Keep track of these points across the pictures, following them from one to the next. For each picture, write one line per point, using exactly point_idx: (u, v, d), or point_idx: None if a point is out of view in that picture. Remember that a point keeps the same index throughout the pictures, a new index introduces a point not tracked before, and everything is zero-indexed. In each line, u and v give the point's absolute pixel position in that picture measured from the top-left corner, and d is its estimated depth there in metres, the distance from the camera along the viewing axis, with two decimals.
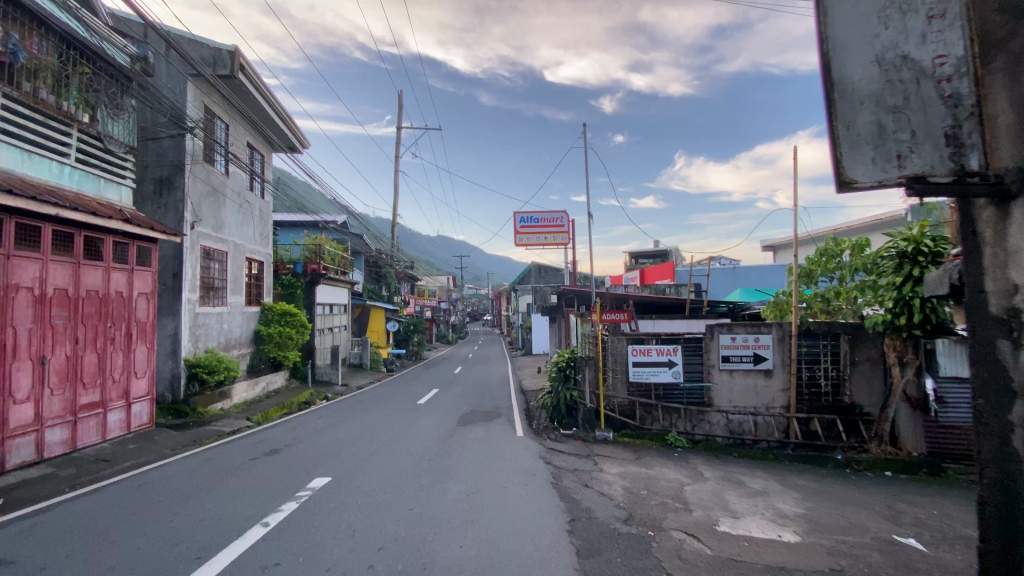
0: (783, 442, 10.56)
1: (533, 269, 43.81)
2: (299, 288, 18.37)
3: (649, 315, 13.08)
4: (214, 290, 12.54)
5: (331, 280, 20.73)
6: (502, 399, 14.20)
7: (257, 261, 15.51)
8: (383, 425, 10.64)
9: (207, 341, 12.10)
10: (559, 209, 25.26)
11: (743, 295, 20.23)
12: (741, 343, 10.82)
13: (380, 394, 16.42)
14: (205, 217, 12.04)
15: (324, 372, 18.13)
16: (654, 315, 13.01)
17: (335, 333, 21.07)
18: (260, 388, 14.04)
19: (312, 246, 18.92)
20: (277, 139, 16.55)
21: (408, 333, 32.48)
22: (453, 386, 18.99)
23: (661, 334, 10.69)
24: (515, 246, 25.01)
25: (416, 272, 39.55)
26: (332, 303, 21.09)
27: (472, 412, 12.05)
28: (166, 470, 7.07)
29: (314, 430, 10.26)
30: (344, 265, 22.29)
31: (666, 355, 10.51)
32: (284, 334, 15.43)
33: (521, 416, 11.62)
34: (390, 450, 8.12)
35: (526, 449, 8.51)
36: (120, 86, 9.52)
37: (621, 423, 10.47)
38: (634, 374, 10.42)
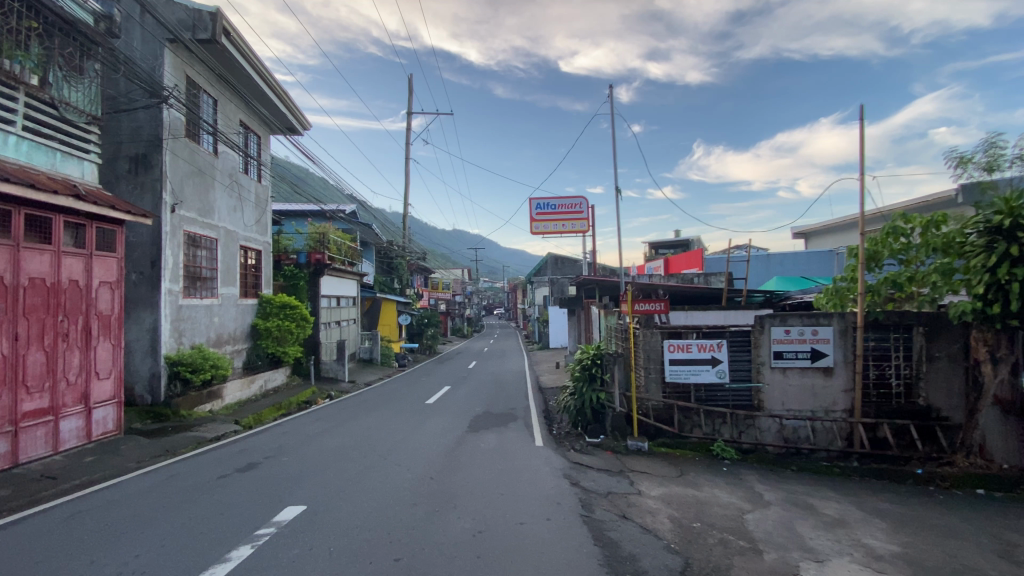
0: (847, 452, 9.03)
1: (550, 260, 42.30)
2: (302, 279, 17.18)
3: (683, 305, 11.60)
4: (201, 280, 11.44)
5: (337, 271, 19.61)
6: (519, 399, 12.89)
7: (254, 250, 14.41)
8: (384, 430, 9.38)
9: (193, 337, 11.01)
10: (578, 195, 23.73)
11: (781, 284, 18.50)
12: (796, 337, 9.30)
13: (388, 392, 15.23)
14: (190, 200, 10.88)
15: (329, 369, 17.03)
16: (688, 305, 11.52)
17: (343, 328, 19.97)
18: (256, 387, 12.95)
19: (315, 234, 17.79)
20: (275, 120, 15.40)
21: (421, 327, 31.35)
22: (466, 383, 17.70)
23: (702, 327, 9.24)
24: (531, 234, 23.59)
25: (429, 265, 38.46)
26: (339, 295, 19.98)
27: (485, 414, 10.76)
28: (117, 492, 5.95)
29: (306, 437, 9.06)
30: (352, 255, 21.15)
31: (708, 351, 9.04)
32: (283, 329, 14.30)
33: (540, 420, 10.29)
34: (386, 466, 6.87)
35: (546, 463, 7.17)
36: (80, 47, 8.47)
37: (656, 429, 9.06)
38: (670, 374, 8.99)
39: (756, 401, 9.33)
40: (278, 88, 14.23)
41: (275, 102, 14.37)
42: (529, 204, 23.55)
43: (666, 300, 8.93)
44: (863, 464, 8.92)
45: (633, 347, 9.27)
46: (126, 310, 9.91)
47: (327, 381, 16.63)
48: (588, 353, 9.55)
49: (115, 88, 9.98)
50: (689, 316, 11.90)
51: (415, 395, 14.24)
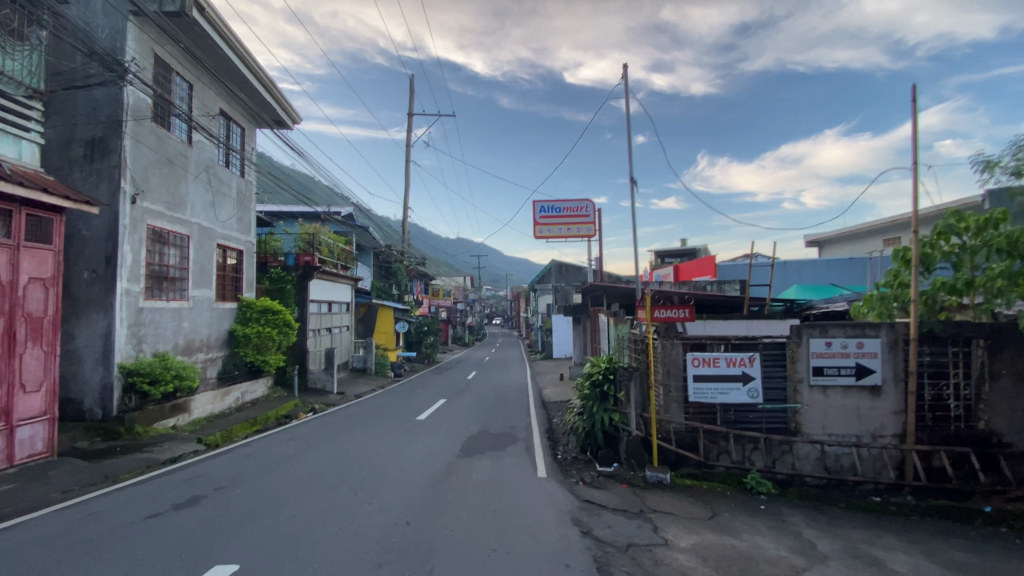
0: (899, 485, 7.76)
1: (555, 267, 41.15)
2: (289, 283, 16.04)
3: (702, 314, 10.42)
4: (169, 281, 10.33)
5: (329, 275, 18.51)
6: (519, 415, 11.67)
7: (234, 250, 13.31)
8: (365, 454, 8.15)
9: (156, 343, 9.86)
10: (584, 198, 22.63)
11: (801, 292, 17.26)
12: (839, 350, 8.06)
13: (377, 405, 14.02)
14: (154, 191, 9.80)
15: (317, 380, 15.84)
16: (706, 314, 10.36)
17: (334, 335, 18.82)
18: (230, 399, 11.79)
19: (305, 235, 16.73)
20: (261, 112, 14.39)
21: (420, 335, 30.18)
22: (464, 396, 16.46)
23: (730, 338, 8.04)
24: (535, 238, 22.46)
25: (430, 271, 37.37)
26: (331, 301, 18.85)
27: (481, 434, 9.54)
28: (16, 538, 4.80)
29: (273, 461, 7.86)
30: (345, 258, 20.04)
31: (738, 366, 7.82)
32: (264, 335, 13.13)
33: (544, 441, 9.07)
34: (355, 504, 5.68)
35: (549, 500, 5.96)
36: (23, 14, 7.43)
37: (677, 457, 7.81)
38: (693, 393, 7.77)
39: (793, 424, 8.07)
40: (263, 76, 13.23)
41: (259, 93, 13.36)
42: (534, 207, 22.46)
43: (692, 306, 7.64)
44: (918, 499, 7.65)
45: (651, 360, 8.04)
46: (77, 313, 8.80)
47: (313, 392, 15.42)
48: (599, 367, 8.33)
49: (72, 64, 8.99)
50: (709, 326, 10.70)
51: (406, 410, 13.02)
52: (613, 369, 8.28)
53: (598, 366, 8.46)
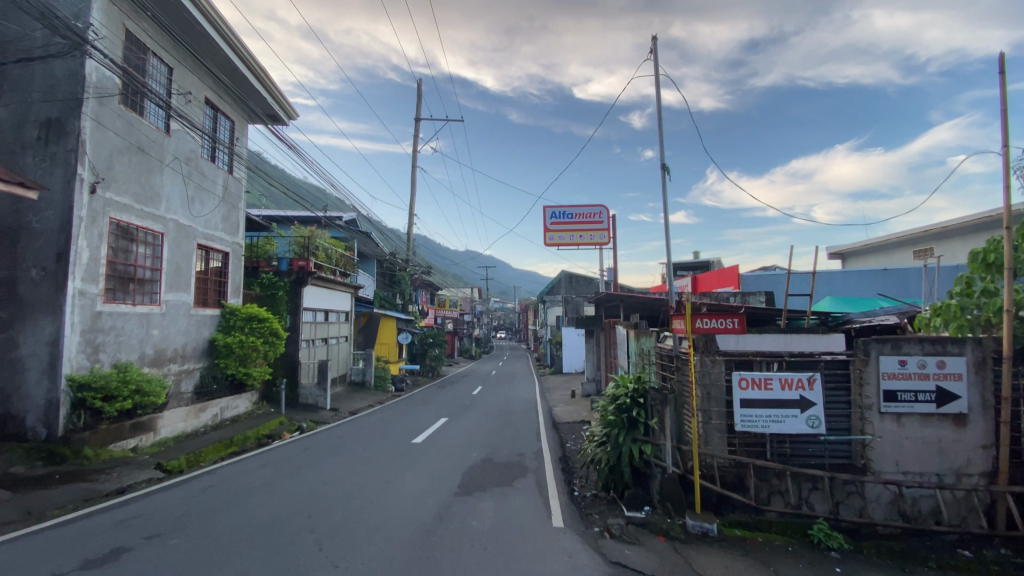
0: (996, 539, 6.30)
1: (565, 278, 39.86)
2: (281, 289, 14.88)
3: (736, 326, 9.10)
4: (137, 282, 9.23)
5: (327, 282, 17.38)
6: (529, 440, 10.34)
7: (219, 252, 12.24)
8: (345, 487, 6.85)
9: (117, 353, 8.72)
10: (597, 203, 21.43)
11: (836, 305, 15.80)
12: (916, 371, 6.67)
13: (372, 424, 12.77)
14: (121, 181, 8.74)
15: (309, 395, 14.64)
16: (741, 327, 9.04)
17: (330, 346, 17.62)
18: (207, 416, 10.59)
19: (300, 239, 15.65)
20: (254, 104, 13.43)
21: (424, 347, 28.93)
22: (467, 414, 15.13)
23: (783, 355, 6.73)
24: (545, 245, 21.24)
25: (436, 281, 36.23)
26: (329, 309, 17.71)
27: (485, 463, 8.23)
28: None
29: (235, 494, 6.59)
30: (345, 265, 18.93)
31: (795, 390, 6.48)
32: (247, 345, 11.87)
33: (558, 474, 7.74)
34: (317, 564, 4.41)
35: (569, 562, 4.63)
36: None
37: (720, 497, 6.48)
38: (741, 422, 6.47)
39: (861, 460, 6.69)
40: (254, 63, 12.24)
41: (250, 82, 12.42)
42: (544, 212, 21.31)
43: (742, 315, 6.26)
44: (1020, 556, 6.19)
45: (692, 383, 6.69)
46: (21, 316, 7.66)
47: (304, 408, 14.22)
48: (628, 390, 6.71)
49: (31, 33, 8.04)
50: (744, 340, 9.37)
51: (402, 430, 11.73)
52: (644, 391, 6.69)
53: (625, 386, 6.87)
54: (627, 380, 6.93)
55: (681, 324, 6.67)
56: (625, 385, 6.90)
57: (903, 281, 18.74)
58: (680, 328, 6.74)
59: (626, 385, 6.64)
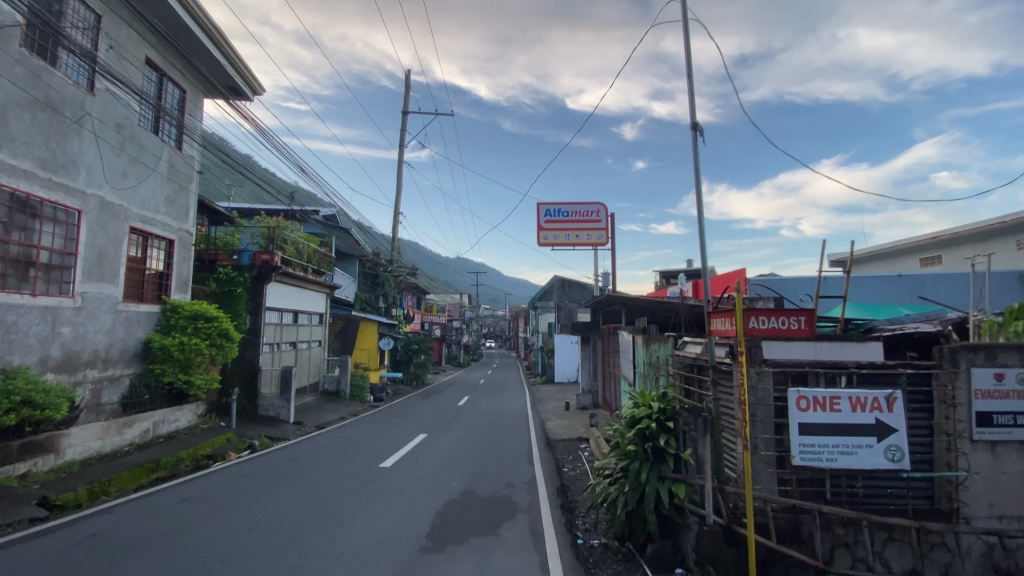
0: None
1: (557, 283, 38.34)
2: (241, 286, 13.15)
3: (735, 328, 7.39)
4: (39, 268, 7.53)
5: (297, 281, 15.68)
6: (519, 465, 8.67)
7: (160, 240, 10.52)
8: (276, 539, 5.16)
9: (7, 354, 6.99)
10: (595, 201, 19.94)
11: (856, 311, 14.37)
12: (1015, 388, 5.11)
13: (336, 441, 11.05)
14: (17, 141, 7.07)
15: (269, 406, 12.91)
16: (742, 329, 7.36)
17: (299, 352, 15.87)
18: (132, 434, 8.81)
19: (264, 229, 13.97)
20: (210, 74, 11.83)
21: (407, 354, 27.12)
22: (450, 428, 13.44)
23: (849, 366, 5.20)
24: (537, 245, 19.69)
25: (423, 285, 34.50)
26: (298, 310, 15.95)
27: (464, 501, 6.54)
28: None
29: (121, 550, 4.88)
30: (319, 262, 17.23)
31: (869, 412, 4.93)
32: (188, 347, 10.08)
33: (557, 517, 6.07)
34: None
35: None
36: None
37: (771, 555, 4.90)
38: (799, 455, 4.95)
39: (950, 505, 5.09)
40: (209, 25, 10.69)
41: (205, 47, 10.88)
42: (538, 209, 19.83)
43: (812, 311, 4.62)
44: None
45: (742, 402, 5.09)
46: None
47: (262, 422, 12.45)
48: (652, 412, 5.02)
49: None
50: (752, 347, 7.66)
51: (370, 450, 10.01)
52: (674, 412, 5.01)
53: (648, 405, 5.19)
54: (651, 397, 5.24)
55: (724, 324, 5.08)
56: (647, 403, 5.21)
57: (921, 287, 17.38)
58: (722, 329, 5.14)
59: (650, 406, 4.95)
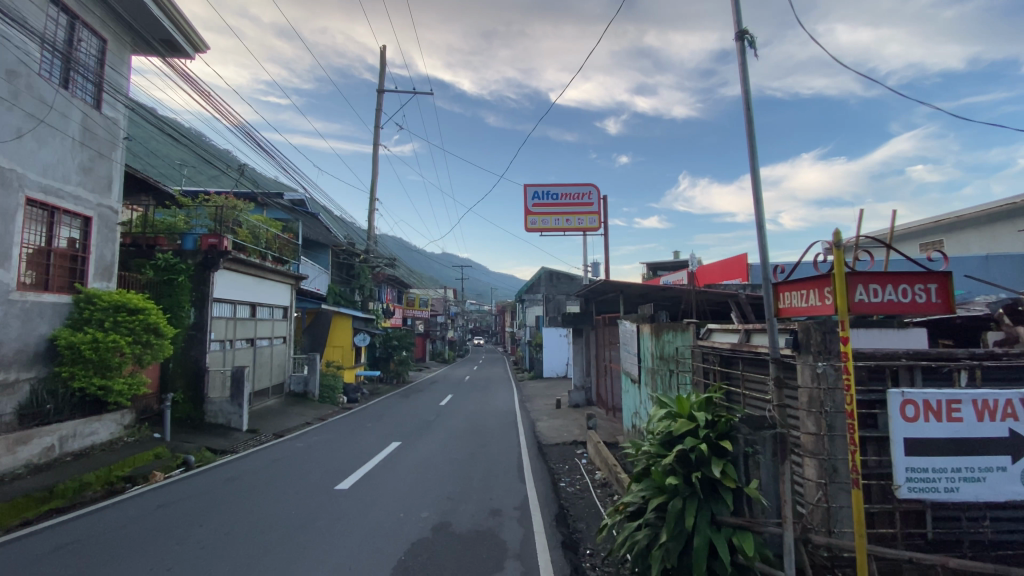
0: None
1: (544, 275, 36.88)
2: (184, 275, 11.32)
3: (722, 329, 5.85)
4: None
5: (257, 270, 13.96)
6: (508, 484, 7.20)
7: (73, 216, 8.73)
8: None
9: None
10: (586, 182, 18.39)
11: None
12: None
13: (295, 455, 9.40)
14: None
15: (218, 412, 11.27)
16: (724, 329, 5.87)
17: (258, 349, 14.18)
18: (28, 453, 7.08)
19: (213, 210, 12.18)
20: (139, 25, 9.99)
21: (387, 350, 25.35)
22: (428, 433, 11.93)
23: (969, 359, 3.80)
24: (524, 230, 18.10)
25: (403, 277, 32.68)
26: (257, 303, 14.17)
27: (438, 539, 5.05)
28: None
29: None
30: (282, 249, 15.46)
31: (1000, 422, 3.50)
32: (108, 347, 8.30)
33: (562, 561, 4.62)
34: None
35: None
36: None
37: None
38: (907, 485, 3.55)
39: None
40: None
41: None
42: (525, 192, 18.24)
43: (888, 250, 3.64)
44: None
45: (825, 409, 3.73)
46: None
47: (209, 431, 10.77)
48: (700, 427, 3.51)
49: None
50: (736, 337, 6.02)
51: (330, 465, 8.40)
52: (729, 427, 3.51)
53: (690, 416, 3.67)
54: (694, 405, 3.72)
55: (796, 300, 3.46)
56: (688, 414, 3.70)
57: None
58: (793, 308, 3.52)
59: (697, 420, 3.45)
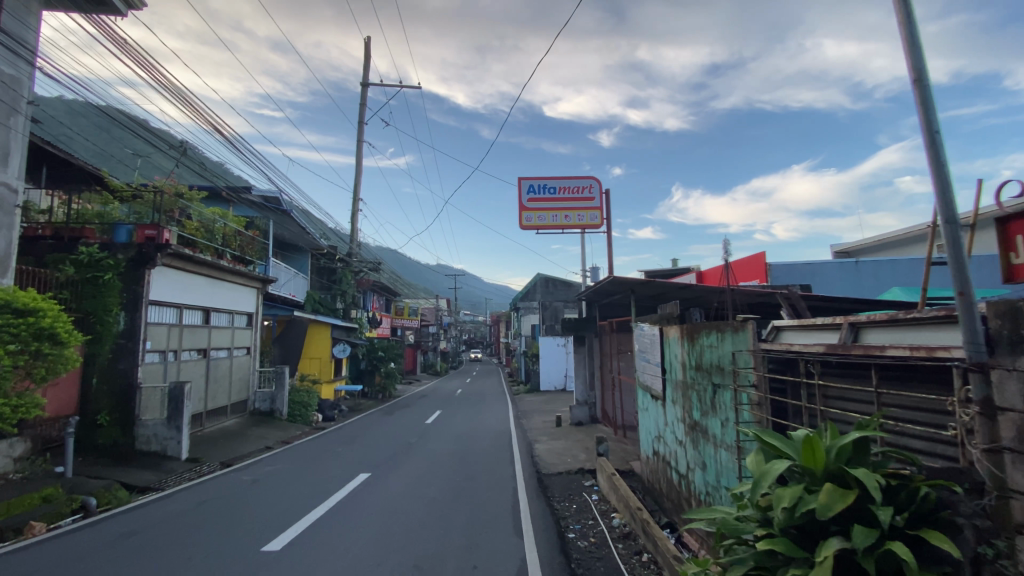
0: None
1: (540, 281, 35.19)
2: (111, 273, 9.49)
3: (808, 325, 4.05)
4: None
5: (212, 271, 12.14)
6: (502, 548, 5.36)
7: None
8: None
9: None
10: (587, 175, 16.75)
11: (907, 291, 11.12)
12: None
13: (230, 500, 7.52)
14: None
15: (151, 438, 9.34)
16: (809, 327, 4.05)
17: (211, 363, 12.28)
18: None
19: (152, 198, 10.37)
20: None
21: (372, 362, 23.38)
22: (407, 459, 10.03)
23: None
24: (519, 227, 16.37)
25: (391, 285, 30.82)
26: (210, 308, 12.30)
27: None
28: None
29: None
30: (245, 248, 13.62)
31: None
32: None
33: None
34: None
35: None
36: None
37: None
38: None
39: None
40: None
41: None
42: (520, 185, 16.58)
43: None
44: None
45: None
46: None
47: (136, 462, 8.86)
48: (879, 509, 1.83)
49: None
50: (810, 336, 4.11)
51: (268, 519, 6.55)
52: (935, 504, 1.97)
53: (845, 480, 2.00)
54: (844, 457, 2.04)
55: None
56: (837, 474, 2.02)
57: None
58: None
59: (875, 493, 1.78)
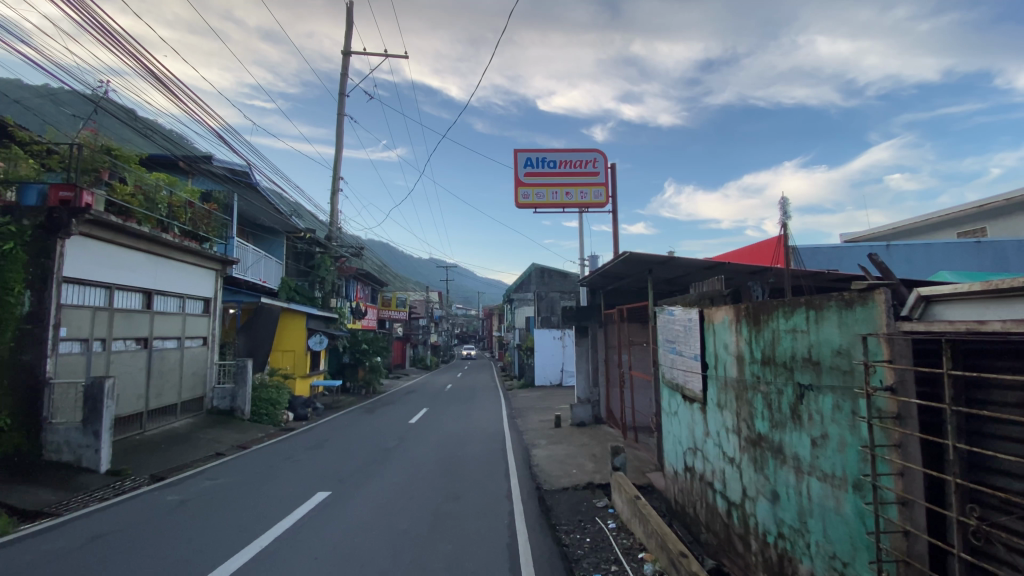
0: None
1: (535, 271, 33.48)
2: (11, 244, 7.71)
3: (1008, 289, 2.41)
4: None
5: (154, 246, 10.35)
6: None
7: None
8: None
9: None
10: (591, 147, 15.02)
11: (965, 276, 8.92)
12: None
13: (139, 534, 5.74)
14: None
15: (61, 446, 7.60)
16: (1012, 291, 2.40)
17: (155, 355, 10.51)
18: None
19: (68, 153, 8.52)
20: None
21: (355, 356, 21.57)
22: (379, 470, 8.35)
23: None
24: (515, 204, 14.67)
25: (377, 274, 29.00)
26: (153, 291, 10.51)
27: None
28: None
29: None
30: (198, 222, 11.80)
31: None
32: None
33: None
34: None
35: None
36: None
37: None
38: None
39: None
40: None
41: None
42: (515, 158, 14.88)
43: None
44: None
45: None
46: None
47: (39, 477, 7.13)
48: None
49: None
50: (1006, 309, 2.47)
51: (176, 564, 4.89)
52: None
53: None
54: None
55: None
56: None
57: (1005, 255, 12.62)
58: None
59: None
